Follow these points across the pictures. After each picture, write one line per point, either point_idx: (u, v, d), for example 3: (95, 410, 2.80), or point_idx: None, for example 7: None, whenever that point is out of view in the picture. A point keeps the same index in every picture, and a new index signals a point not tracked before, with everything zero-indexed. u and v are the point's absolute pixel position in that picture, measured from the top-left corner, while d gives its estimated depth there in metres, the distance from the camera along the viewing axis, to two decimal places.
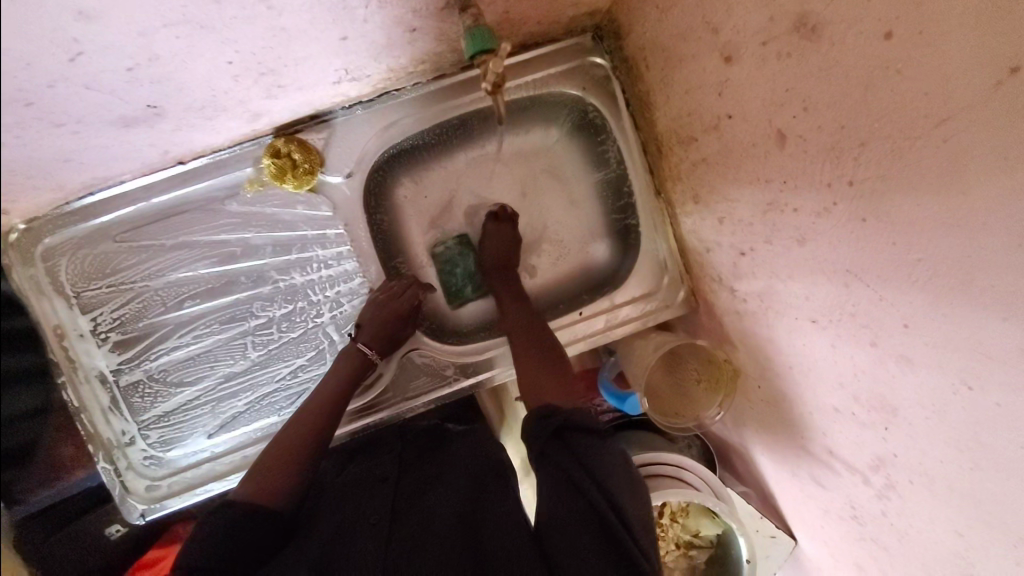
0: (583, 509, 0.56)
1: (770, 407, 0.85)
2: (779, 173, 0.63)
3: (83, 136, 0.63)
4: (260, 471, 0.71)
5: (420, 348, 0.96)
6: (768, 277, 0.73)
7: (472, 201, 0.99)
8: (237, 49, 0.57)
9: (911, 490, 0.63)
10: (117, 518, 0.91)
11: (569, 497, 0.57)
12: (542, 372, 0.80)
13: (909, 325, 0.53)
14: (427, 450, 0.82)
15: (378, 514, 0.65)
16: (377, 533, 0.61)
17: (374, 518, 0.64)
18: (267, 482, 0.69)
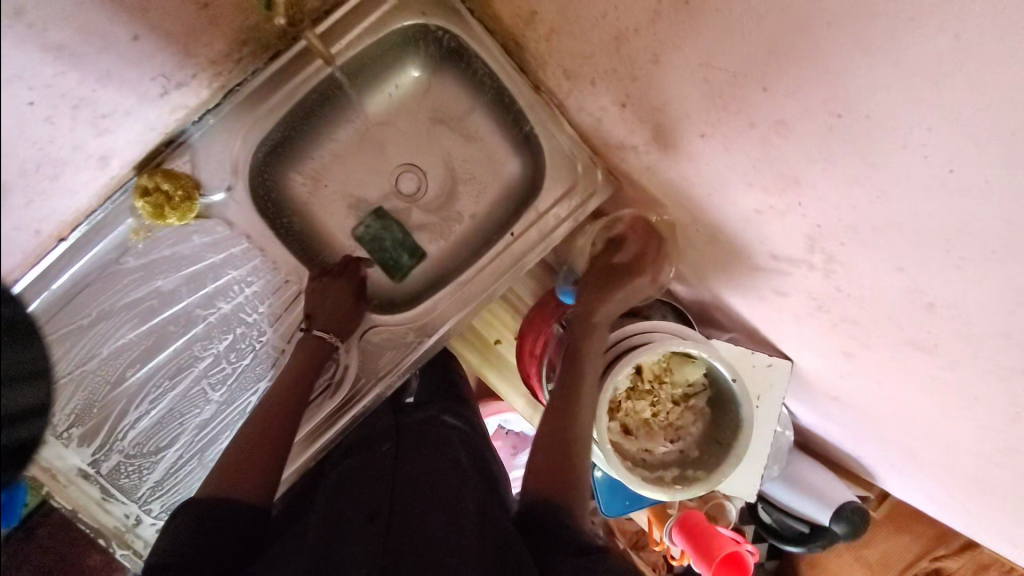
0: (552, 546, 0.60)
1: (714, 242, 0.86)
2: (610, 1, 0.63)
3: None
4: (242, 461, 0.69)
5: (374, 325, 0.95)
6: (652, 114, 0.72)
7: (369, 172, 0.99)
8: (28, 85, 0.56)
9: (847, 251, 0.63)
10: None
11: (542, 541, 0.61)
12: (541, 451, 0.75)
13: (769, 86, 0.54)
14: (410, 434, 0.80)
15: (373, 510, 0.65)
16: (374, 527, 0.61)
17: (367, 516, 0.64)
18: (238, 477, 0.67)
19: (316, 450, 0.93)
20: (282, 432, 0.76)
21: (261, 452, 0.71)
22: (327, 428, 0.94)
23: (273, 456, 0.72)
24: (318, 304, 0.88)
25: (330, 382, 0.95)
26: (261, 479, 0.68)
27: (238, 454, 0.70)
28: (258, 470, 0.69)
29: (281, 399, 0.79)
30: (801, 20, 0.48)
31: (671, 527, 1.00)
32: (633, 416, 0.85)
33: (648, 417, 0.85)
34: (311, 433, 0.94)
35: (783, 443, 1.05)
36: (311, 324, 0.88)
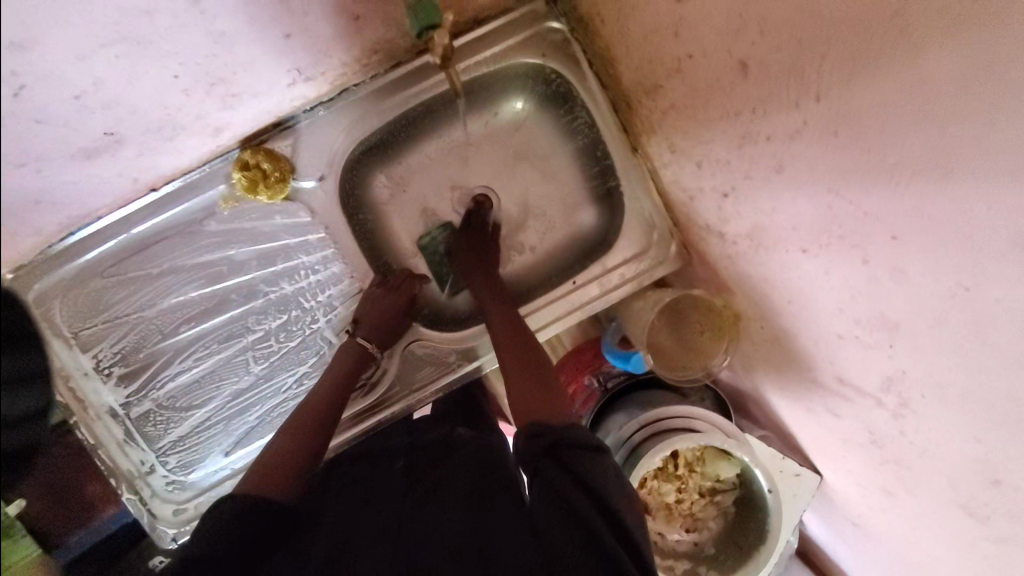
0: (568, 522, 0.53)
1: (776, 345, 0.85)
2: (747, 103, 0.61)
3: (45, 174, 0.62)
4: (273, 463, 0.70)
5: (417, 340, 0.96)
6: (754, 213, 0.72)
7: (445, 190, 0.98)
8: (180, 59, 0.57)
9: (924, 404, 0.62)
10: (155, 548, 0.89)
11: (557, 513, 0.54)
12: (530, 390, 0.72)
13: (897, 236, 0.53)
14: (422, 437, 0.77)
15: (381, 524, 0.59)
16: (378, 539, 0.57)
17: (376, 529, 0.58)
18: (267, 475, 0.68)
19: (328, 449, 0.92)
20: (310, 429, 0.78)
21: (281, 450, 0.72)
22: (345, 430, 0.94)
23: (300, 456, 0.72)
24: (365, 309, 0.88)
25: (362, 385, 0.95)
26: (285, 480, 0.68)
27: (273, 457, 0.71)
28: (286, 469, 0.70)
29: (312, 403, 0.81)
30: (945, 188, 0.45)
31: None
32: (655, 496, 0.84)
33: (671, 502, 0.84)
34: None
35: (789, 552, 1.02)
36: (356, 329, 0.89)
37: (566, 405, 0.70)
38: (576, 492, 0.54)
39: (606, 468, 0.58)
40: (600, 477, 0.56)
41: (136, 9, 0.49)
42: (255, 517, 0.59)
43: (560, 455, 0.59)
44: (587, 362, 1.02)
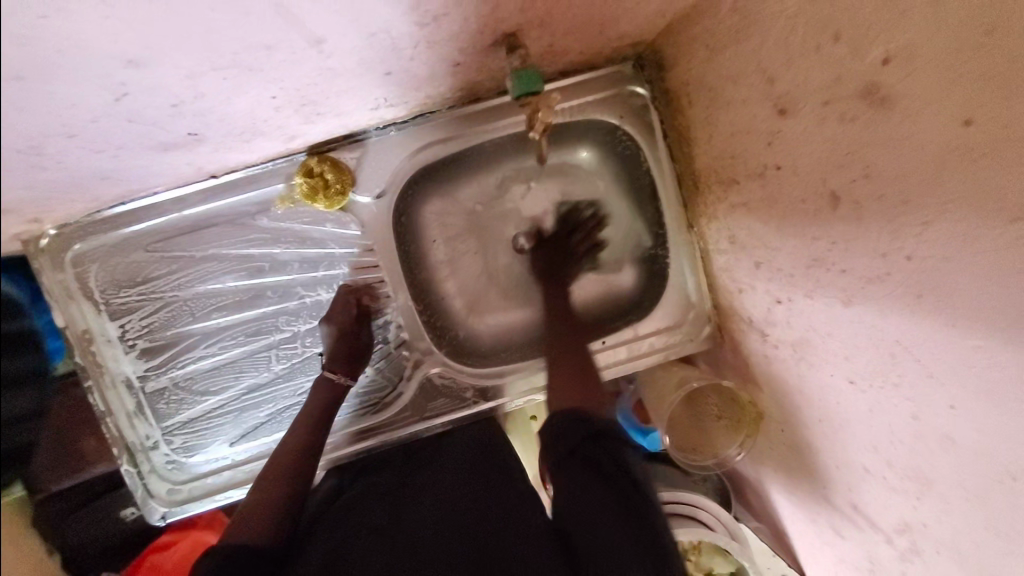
0: (617, 507, 0.55)
1: (792, 453, 0.84)
2: (827, 233, 0.61)
3: (122, 160, 0.62)
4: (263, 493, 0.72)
5: (437, 372, 0.95)
6: (806, 328, 0.71)
7: (489, 227, 0.98)
8: (281, 86, 0.56)
9: (937, 560, 0.62)
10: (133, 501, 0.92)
11: (598, 493, 0.56)
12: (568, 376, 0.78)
13: (955, 405, 0.52)
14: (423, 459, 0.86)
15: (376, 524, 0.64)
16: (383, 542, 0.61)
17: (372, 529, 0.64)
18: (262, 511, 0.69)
19: (333, 457, 0.93)
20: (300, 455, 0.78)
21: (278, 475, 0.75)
22: (347, 445, 0.94)
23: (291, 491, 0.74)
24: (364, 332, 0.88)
25: (361, 404, 0.96)
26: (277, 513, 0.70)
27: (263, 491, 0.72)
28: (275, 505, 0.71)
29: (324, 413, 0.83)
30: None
31: None
32: None
33: None
34: (334, 442, 0.94)
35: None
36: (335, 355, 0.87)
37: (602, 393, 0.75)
38: (616, 473, 0.58)
39: (637, 457, 0.62)
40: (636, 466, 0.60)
41: (258, 45, 0.47)
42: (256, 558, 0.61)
43: (601, 440, 0.62)
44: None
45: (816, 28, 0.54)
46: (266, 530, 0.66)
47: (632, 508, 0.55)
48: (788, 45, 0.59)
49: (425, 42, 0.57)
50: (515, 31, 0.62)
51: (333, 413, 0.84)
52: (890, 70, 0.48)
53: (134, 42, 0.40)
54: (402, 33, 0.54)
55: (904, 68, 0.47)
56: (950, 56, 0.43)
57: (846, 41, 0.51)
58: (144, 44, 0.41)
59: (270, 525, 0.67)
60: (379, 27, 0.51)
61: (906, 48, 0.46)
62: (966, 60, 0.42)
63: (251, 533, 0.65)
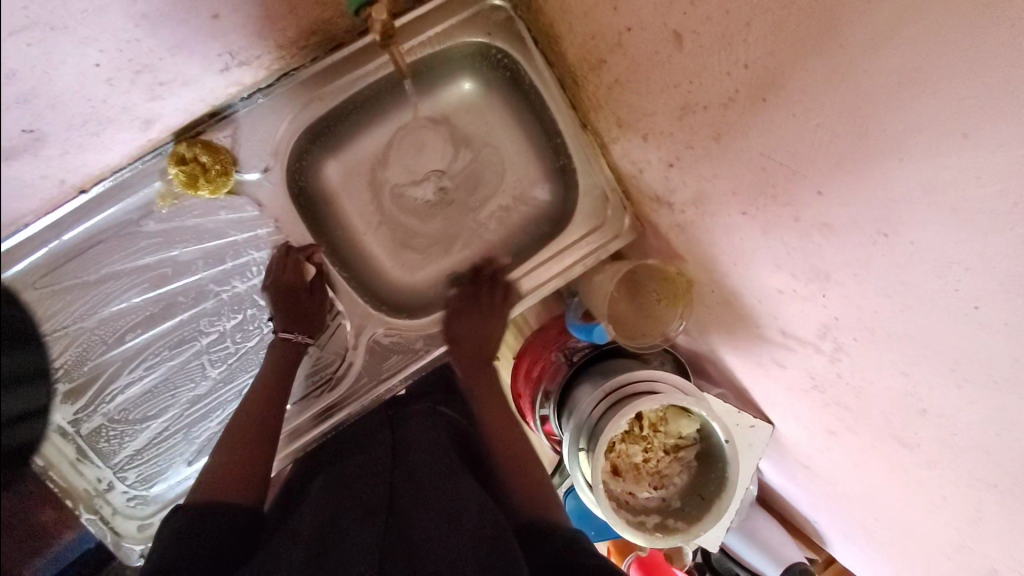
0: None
1: (725, 307, 0.90)
2: (684, 74, 0.64)
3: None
4: (224, 474, 0.70)
5: (375, 339, 0.94)
6: (697, 181, 0.75)
7: (391, 181, 0.97)
8: (100, 47, 0.57)
9: (856, 346, 0.67)
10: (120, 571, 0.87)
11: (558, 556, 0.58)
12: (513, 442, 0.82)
13: (823, 192, 0.56)
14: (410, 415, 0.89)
15: (371, 503, 0.66)
16: (374, 519, 0.63)
17: (365, 508, 0.65)
18: (233, 479, 0.70)
19: (297, 447, 0.92)
20: (253, 429, 0.77)
21: (231, 456, 0.73)
22: (310, 429, 0.93)
23: (254, 467, 0.73)
24: (294, 304, 0.86)
25: (312, 391, 0.94)
26: (246, 480, 0.71)
27: (226, 466, 0.71)
28: (244, 472, 0.71)
29: (272, 394, 0.82)
30: (875, 147, 0.49)
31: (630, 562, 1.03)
32: (623, 458, 0.89)
33: (639, 462, 0.89)
34: (294, 432, 0.93)
35: (748, 498, 1.10)
36: (277, 325, 0.86)
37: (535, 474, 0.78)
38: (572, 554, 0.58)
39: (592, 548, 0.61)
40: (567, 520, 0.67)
41: None
42: (224, 523, 0.63)
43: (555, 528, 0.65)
44: (554, 338, 1.05)
45: None
46: (235, 492, 0.68)
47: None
48: None
49: None
50: None
51: (282, 395, 0.82)
52: None
53: None
54: None
55: None
56: None
57: None
58: None
59: (240, 493, 0.69)
60: None
61: None
62: None
63: (222, 497, 0.66)
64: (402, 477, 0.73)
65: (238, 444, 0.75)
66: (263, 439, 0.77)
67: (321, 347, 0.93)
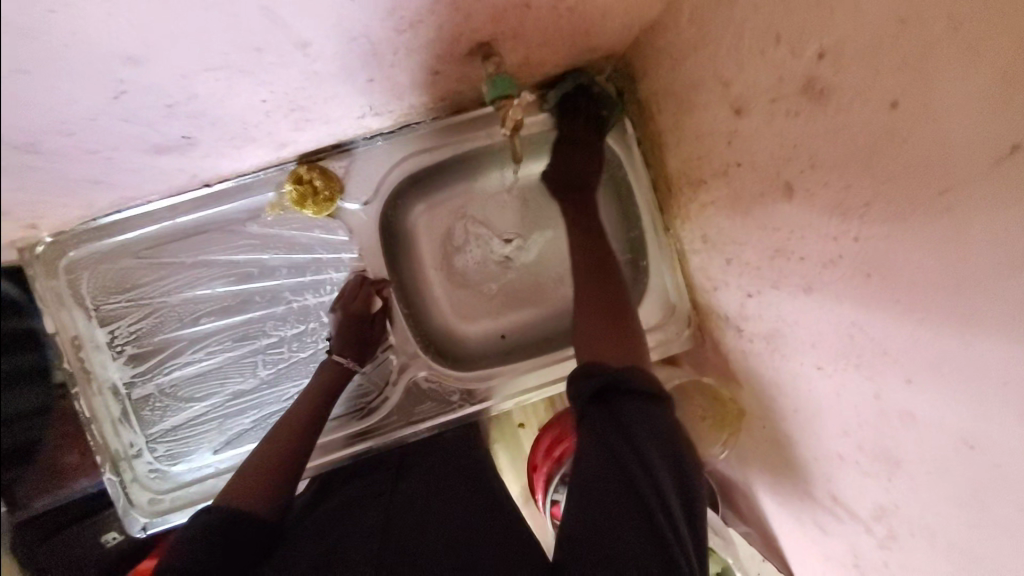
0: (623, 471, 0.56)
1: (773, 448, 0.86)
2: (787, 222, 0.64)
3: (116, 165, 0.68)
4: (252, 481, 0.72)
5: (418, 380, 0.96)
6: (775, 319, 0.74)
7: (471, 235, 1.01)
8: (271, 89, 0.61)
9: (913, 543, 0.62)
10: (114, 525, 0.88)
11: (610, 458, 0.57)
12: (598, 325, 0.76)
13: (912, 380, 0.54)
14: (412, 452, 0.90)
15: (368, 527, 0.64)
16: (369, 540, 0.61)
17: (363, 531, 0.63)
18: (250, 486, 0.72)
19: (321, 464, 0.93)
20: (282, 444, 0.80)
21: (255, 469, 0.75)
22: (334, 452, 0.94)
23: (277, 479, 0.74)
24: (354, 330, 0.90)
25: (347, 413, 0.97)
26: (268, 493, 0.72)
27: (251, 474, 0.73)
28: (267, 481, 0.73)
29: (310, 414, 0.84)
30: (977, 361, 0.47)
31: None
32: None
33: None
34: (326, 446, 0.95)
35: None
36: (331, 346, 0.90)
37: (631, 347, 0.73)
38: (621, 448, 0.57)
39: (647, 418, 0.60)
40: (644, 430, 0.59)
41: (248, 47, 0.52)
42: (244, 530, 0.64)
43: (607, 399, 0.63)
44: None
45: (761, 32, 0.60)
46: (259, 504, 0.69)
47: (635, 484, 0.55)
48: (738, 51, 0.64)
49: (405, 48, 0.63)
50: (489, 41, 0.67)
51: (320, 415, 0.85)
52: (826, 64, 0.53)
53: (132, 41, 0.45)
54: (383, 38, 0.59)
55: (838, 61, 0.52)
56: (873, 47, 0.47)
57: (786, 42, 0.57)
58: (142, 43, 0.46)
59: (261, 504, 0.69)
60: (359, 32, 0.57)
61: (839, 43, 0.51)
62: (886, 50, 0.46)
63: (248, 506, 0.68)
64: (396, 504, 0.69)
65: (264, 455, 0.77)
66: (286, 452, 0.79)
67: (365, 374, 0.97)
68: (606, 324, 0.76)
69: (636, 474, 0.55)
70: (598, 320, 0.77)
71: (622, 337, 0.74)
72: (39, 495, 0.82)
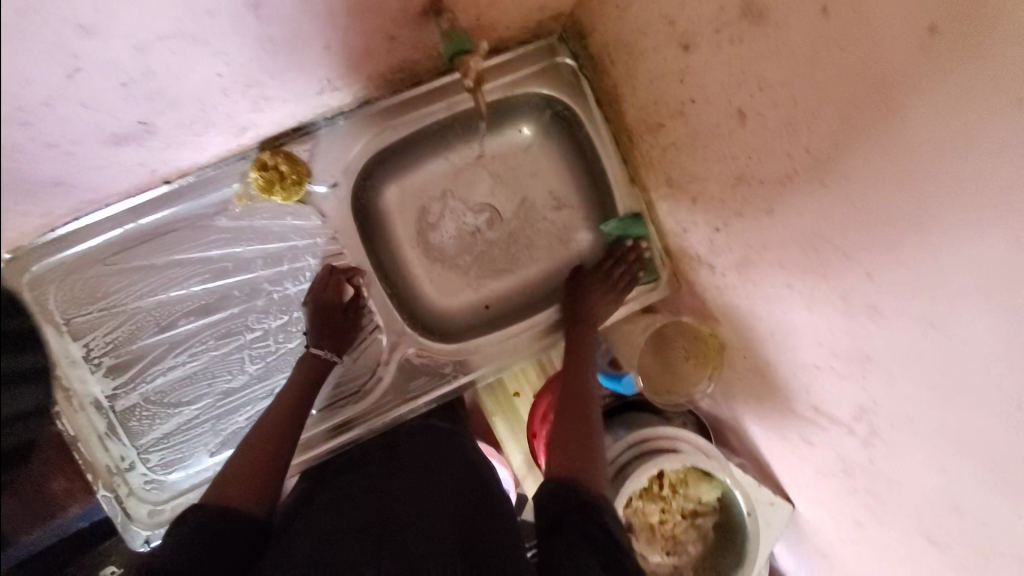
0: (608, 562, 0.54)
1: (756, 376, 0.90)
2: (744, 148, 0.68)
3: (75, 159, 0.67)
4: (243, 474, 0.70)
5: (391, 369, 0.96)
6: (743, 247, 0.78)
7: (443, 209, 1.02)
8: (226, 60, 0.61)
9: (894, 434, 0.66)
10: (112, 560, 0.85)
11: (591, 547, 0.55)
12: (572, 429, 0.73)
13: (872, 275, 0.58)
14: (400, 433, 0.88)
15: (362, 522, 0.61)
16: (364, 537, 0.58)
17: (358, 526, 0.60)
18: (239, 481, 0.69)
19: (316, 453, 0.93)
20: (283, 433, 0.79)
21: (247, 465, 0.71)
22: (329, 440, 0.94)
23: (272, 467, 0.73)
24: (331, 320, 0.90)
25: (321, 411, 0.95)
26: (258, 487, 0.69)
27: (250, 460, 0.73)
28: (257, 475, 0.71)
29: (298, 395, 0.85)
30: (928, 240, 0.50)
31: None
32: (641, 517, 0.86)
33: (655, 523, 0.86)
34: (320, 436, 0.94)
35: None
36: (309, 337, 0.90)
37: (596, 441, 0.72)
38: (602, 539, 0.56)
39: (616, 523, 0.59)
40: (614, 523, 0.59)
41: (201, 10, 0.52)
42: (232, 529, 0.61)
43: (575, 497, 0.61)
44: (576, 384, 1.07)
45: None
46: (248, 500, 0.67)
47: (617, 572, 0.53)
48: None
49: (358, 9, 0.63)
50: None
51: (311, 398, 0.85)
52: None
53: (84, 7, 0.44)
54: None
55: None
56: None
57: None
58: (93, 8, 0.45)
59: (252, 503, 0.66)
60: None
61: None
62: None
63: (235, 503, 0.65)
64: (394, 491, 0.66)
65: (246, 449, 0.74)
66: (284, 440, 0.78)
67: (352, 359, 0.96)
68: (575, 430, 0.73)
69: (617, 560, 0.55)
70: (571, 425, 0.74)
71: (586, 435, 0.72)
72: (29, 529, 0.82)
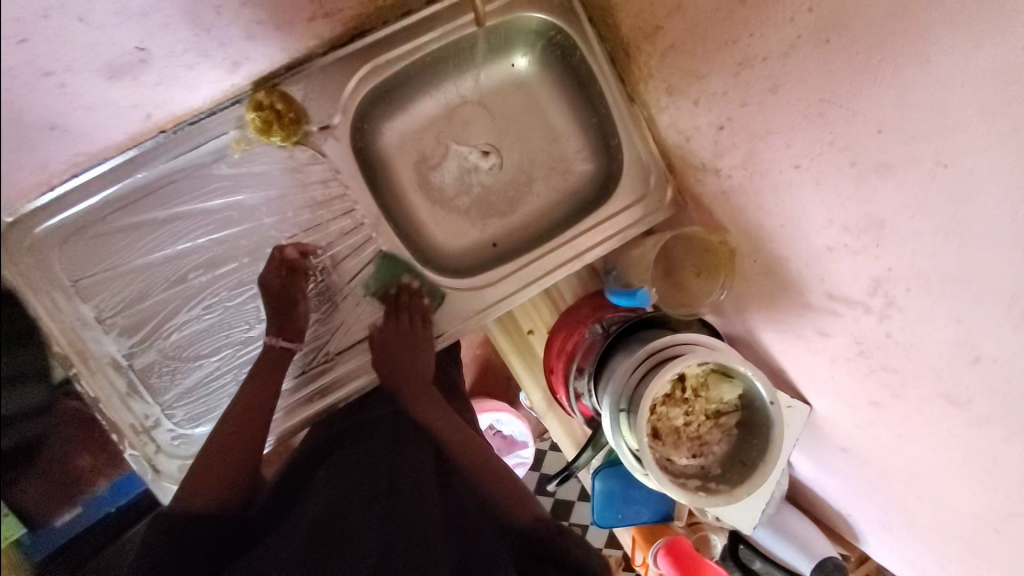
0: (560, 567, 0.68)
1: (767, 279, 0.91)
2: (747, 27, 0.70)
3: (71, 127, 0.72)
4: (221, 472, 0.78)
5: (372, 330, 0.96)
6: (749, 139, 0.79)
7: (444, 148, 1.02)
8: None
9: (910, 298, 0.67)
10: None
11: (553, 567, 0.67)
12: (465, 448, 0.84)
13: (884, 129, 0.60)
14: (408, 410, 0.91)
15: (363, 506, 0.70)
16: (366, 521, 0.68)
17: (357, 510, 0.70)
18: (218, 479, 0.77)
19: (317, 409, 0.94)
20: None
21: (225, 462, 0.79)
22: (326, 394, 0.95)
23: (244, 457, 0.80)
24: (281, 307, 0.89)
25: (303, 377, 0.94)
26: (226, 486, 0.77)
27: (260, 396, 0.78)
28: (230, 475, 0.78)
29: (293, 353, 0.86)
30: (942, 71, 0.53)
31: (658, 549, 1.13)
32: (664, 421, 0.88)
33: (679, 426, 0.89)
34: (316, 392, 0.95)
35: (778, 491, 1.12)
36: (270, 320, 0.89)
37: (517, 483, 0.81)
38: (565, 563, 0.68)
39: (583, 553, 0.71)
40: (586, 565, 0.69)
41: None
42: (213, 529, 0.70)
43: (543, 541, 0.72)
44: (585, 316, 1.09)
45: None
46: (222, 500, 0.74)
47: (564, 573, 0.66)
48: None
49: None
50: None
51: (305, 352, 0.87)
52: None
53: None
54: None
55: None
56: None
57: None
58: None
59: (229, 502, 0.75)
60: None
61: None
62: None
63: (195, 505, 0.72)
64: (402, 470, 0.78)
65: (224, 438, 0.82)
66: None
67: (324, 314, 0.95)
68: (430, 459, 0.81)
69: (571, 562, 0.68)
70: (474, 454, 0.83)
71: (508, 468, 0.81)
72: (52, 515, 0.68)
